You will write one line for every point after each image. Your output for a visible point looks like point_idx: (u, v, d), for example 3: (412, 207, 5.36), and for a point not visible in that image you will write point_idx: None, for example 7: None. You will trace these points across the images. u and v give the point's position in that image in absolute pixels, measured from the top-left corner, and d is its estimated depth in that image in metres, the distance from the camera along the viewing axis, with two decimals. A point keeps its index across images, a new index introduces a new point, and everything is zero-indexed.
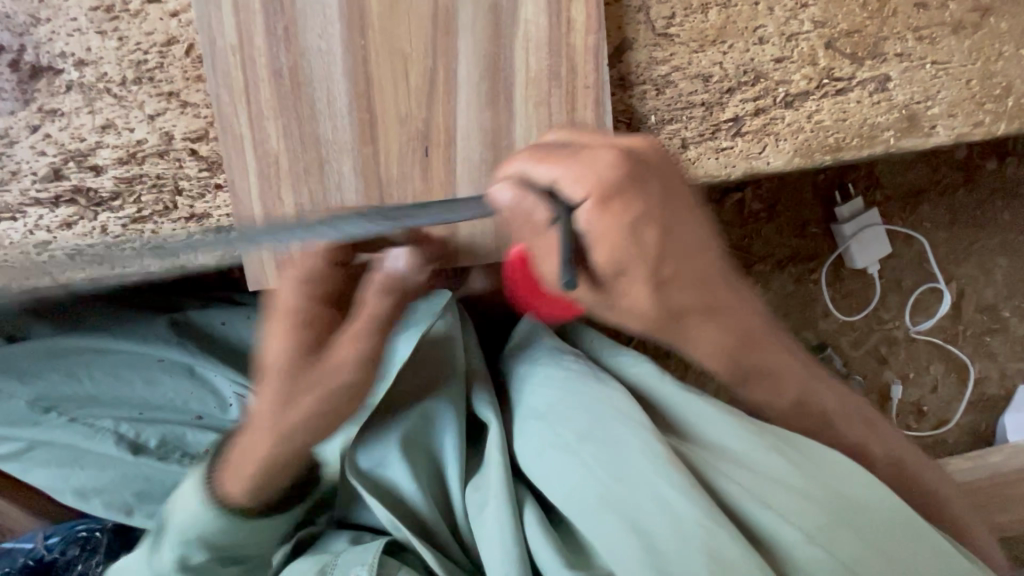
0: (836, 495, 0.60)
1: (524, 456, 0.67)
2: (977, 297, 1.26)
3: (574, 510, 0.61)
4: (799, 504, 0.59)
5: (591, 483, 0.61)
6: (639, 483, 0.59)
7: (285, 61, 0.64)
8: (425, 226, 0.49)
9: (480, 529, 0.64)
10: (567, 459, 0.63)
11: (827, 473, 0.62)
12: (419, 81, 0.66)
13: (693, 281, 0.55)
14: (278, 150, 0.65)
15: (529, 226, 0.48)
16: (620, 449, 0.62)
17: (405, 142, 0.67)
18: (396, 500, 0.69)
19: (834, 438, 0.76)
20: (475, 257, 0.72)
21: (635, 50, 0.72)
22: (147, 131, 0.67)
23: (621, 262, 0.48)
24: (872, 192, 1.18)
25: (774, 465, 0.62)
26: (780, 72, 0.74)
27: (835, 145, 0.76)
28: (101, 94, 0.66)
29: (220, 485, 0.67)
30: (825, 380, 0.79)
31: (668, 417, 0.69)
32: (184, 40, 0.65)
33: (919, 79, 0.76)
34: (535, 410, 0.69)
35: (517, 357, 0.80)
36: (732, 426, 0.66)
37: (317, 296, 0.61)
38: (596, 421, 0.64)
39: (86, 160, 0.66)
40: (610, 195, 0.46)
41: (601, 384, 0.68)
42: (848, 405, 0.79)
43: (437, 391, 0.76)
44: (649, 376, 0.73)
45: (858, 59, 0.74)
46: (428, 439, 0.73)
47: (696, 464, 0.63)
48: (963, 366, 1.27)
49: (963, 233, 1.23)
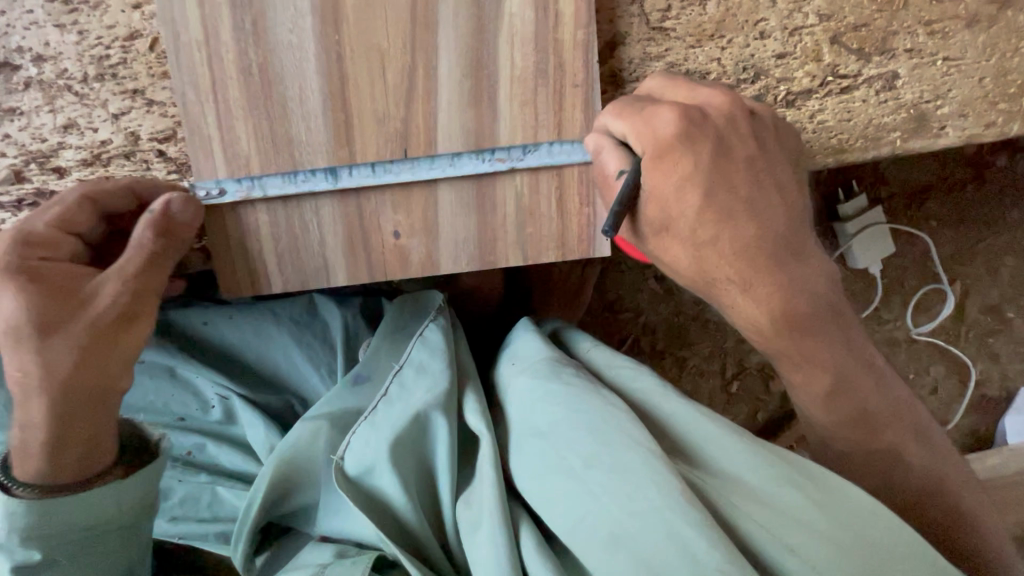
0: (862, 539, 0.51)
1: (518, 477, 0.62)
2: (982, 298, 1.23)
3: (578, 544, 0.54)
4: (827, 547, 0.50)
5: (593, 512, 0.54)
6: (645, 515, 0.51)
7: (254, 58, 0.60)
8: (535, 164, 0.66)
9: (473, 551, 0.60)
10: (571, 485, 0.56)
11: (860, 513, 0.52)
12: (397, 79, 0.62)
13: (740, 249, 0.58)
14: (248, 153, 0.62)
15: (601, 177, 0.59)
16: (626, 476, 0.54)
17: (384, 143, 0.63)
18: (385, 511, 0.66)
19: (874, 442, 0.65)
20: (458, 263, 0.69)
21: (628, 45, 0.68)
22: (111, 131, 0.64)
23: (665, 217, 0.57)
24: (877, 189, 1.14)
25: (799, 500, 0.53)
26: (781, 69, 0.70)
27: (838, 147, 0.73)
28: (62, 91, 0.62)
29: (30, 473, 0.62)
30: (879, 372, 0.66)
31: (675, 437, 0.60)
32: (147, 34, 0.61)
33: (930, 77, 0.71)
34: (534, 427, 0.63)
35: (511, 365, 0.75)
36: (750, 451, 0.56)
37: (52, 256, 0.59)
38: (598, 442, 0.57)
39: (49, 162, 0.64)
40: (663, 151, 0.54)
41: (601, 399, 0.61)
42: (903, 409, 0.66)
43: (429, 394, 0.72)
44: (653, 389, 0.65)
45: (866, 54, 0.70)
46: (420, 452, 0.70)
47: (709, 495, 0.55)
48: (965, 368, 1.24)
49: (970, 232, 1.19)
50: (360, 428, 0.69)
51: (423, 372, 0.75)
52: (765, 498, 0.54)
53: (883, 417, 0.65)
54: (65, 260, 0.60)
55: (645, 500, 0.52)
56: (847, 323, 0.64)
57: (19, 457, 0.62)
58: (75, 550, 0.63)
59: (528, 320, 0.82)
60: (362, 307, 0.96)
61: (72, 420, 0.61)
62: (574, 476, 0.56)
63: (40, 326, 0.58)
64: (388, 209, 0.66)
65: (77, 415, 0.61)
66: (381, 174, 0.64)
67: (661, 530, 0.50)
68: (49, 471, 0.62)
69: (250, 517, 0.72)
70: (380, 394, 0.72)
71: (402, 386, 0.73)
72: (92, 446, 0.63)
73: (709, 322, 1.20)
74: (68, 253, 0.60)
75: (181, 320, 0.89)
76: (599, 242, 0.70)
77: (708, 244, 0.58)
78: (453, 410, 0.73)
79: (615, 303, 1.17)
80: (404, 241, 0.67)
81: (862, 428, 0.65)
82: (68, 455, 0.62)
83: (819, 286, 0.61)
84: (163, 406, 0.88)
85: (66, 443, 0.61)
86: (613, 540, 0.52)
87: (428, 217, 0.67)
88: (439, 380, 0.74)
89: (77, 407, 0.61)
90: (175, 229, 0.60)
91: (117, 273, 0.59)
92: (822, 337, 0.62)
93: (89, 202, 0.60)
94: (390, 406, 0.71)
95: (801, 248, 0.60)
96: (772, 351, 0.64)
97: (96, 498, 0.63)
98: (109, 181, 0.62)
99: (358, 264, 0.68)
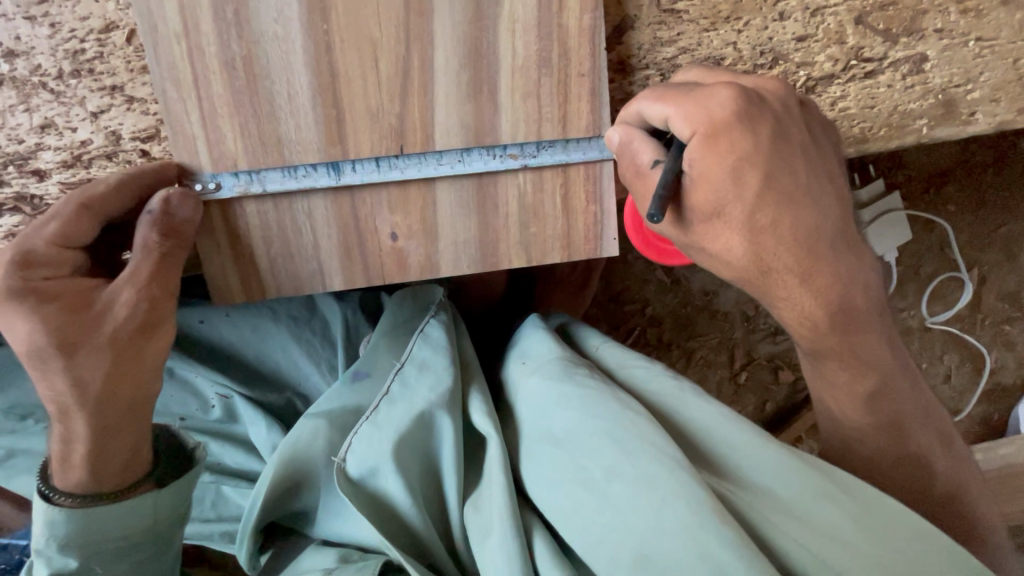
0: (895, 552, 0.50)
1: (532, 481, 0.60)
2: (999, 285, 1.18)
3: (601, 561, 0.52)
4: (865, 565, 0.49)
5: (615, 524, 0.52)
6: (668, 531, 0.49)
7: (237, 50, 0.56)
8: (548, 163, 0.63)
9: (483, 558, 0.58)
10: (590, 495, 0.54)
11: (893, 525, 0.51)
12: (391, 71, 0.58)
13: (789, 238, 0.53)
14: (236, 152, 0.59)
15: (631, 170, 0.54)
16: (650, 487, 0.52)
17: (379, 140, 0.60)
18: (391, 514, 0.63)
19: (899, 447, 0.63)
20: (460, 266, 0.66)
21: (637, 29, 0.63)
22: (91, 131, 0.60)
23: (719, 203, 0.51)
24: (895, 173, 1.09)
25: (835, 516, 0.51)
26: (802, 53, 0.65)
27: (861, 136, 0.69)
28: (37, 89, 0.59)
29: (68, 483, 0.61)
30: (909, 372, 0.64)
31: (699, 445, 0.58)
32: (124, 26, 0.58)
33: (960, 59, 0.67)
34: (548, 431, 0.61)
35: (520, 364, 0.72)
36: (778, 457, 0.54)
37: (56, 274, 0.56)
38: (618, 450, 0.55)
39: (27, 164, 0.61)
40: (718, 131, 0.49)
41: (619, 405, 0.59)
42: (931, 416, 0.65)
43: (433, 393, 0.69)
44: (674, 392, 0.62)
45: (893, 36, 0.65)
46: (425, 453, 0.67)
47: (739, 509, 0.53)
48: (979, 356, 1.21)
49: (990, 217, 1.15)
50: (363, 428, 0.65)
51: (425, 369, 0.72)
52: (795, 509, 0.52)
53: (912, 420, 0.63)
54: (66, 275, 0.57)
55: (670, 513, 0.50)
56: (884, 321, 0.60)
57: (59, 466, 0.61)
58: (108, 559, 0.62)
59: (536, 317, 0.79)
60: (361, 302, 0.94)
61: (109, 435, 0.60)
62: (594, 487, 0.54)
63: (47, 340, 0.55)
64: (384, 208, 0.63)
65: (119, 429, 0.60)
66: (387, 170, 0.61)
67: (684, 547, 0.48)
68: (88, 481, 0.61)
69: (251, 518, 0.68)
70: (381, 393, 0.69)
71: (404, 384, 0.70)
72: (131, 458, 0.62)
73: (716, 313, 1.17)
74: (71, 268, 0.57)
75: (178, 319, 0.87)
76: (606, 241, 0.68)
77: (731, 239, 0.53)
78: (458, 409, 0.70)
79: (621, 294, 1.14)
80: (403, 244, 0.65)
81: (892, 433, 0.63)
82: (111, 467, 0.61)
83: (865, 281, 0.57)
84: (162, 407, 0.86)
85: (100, 460, 0.60)
86: (634, 554, 0.50)
87: (426, 217, 0.64)
88: (443, 378, 0.71)
89: (116, 420, 0.60)
90: (179, 224, 0.57)
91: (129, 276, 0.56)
92: (852, 338, 0.58)
93: (89, 212, 0.56)
94: (392, 406, 0.68)
95: (841, 239, 0.56)
96: (806, 348, 0.60)
97: (120, 509, 0.61)
98: (100, 184, 0.57)
99: (354, 266, 0.65)
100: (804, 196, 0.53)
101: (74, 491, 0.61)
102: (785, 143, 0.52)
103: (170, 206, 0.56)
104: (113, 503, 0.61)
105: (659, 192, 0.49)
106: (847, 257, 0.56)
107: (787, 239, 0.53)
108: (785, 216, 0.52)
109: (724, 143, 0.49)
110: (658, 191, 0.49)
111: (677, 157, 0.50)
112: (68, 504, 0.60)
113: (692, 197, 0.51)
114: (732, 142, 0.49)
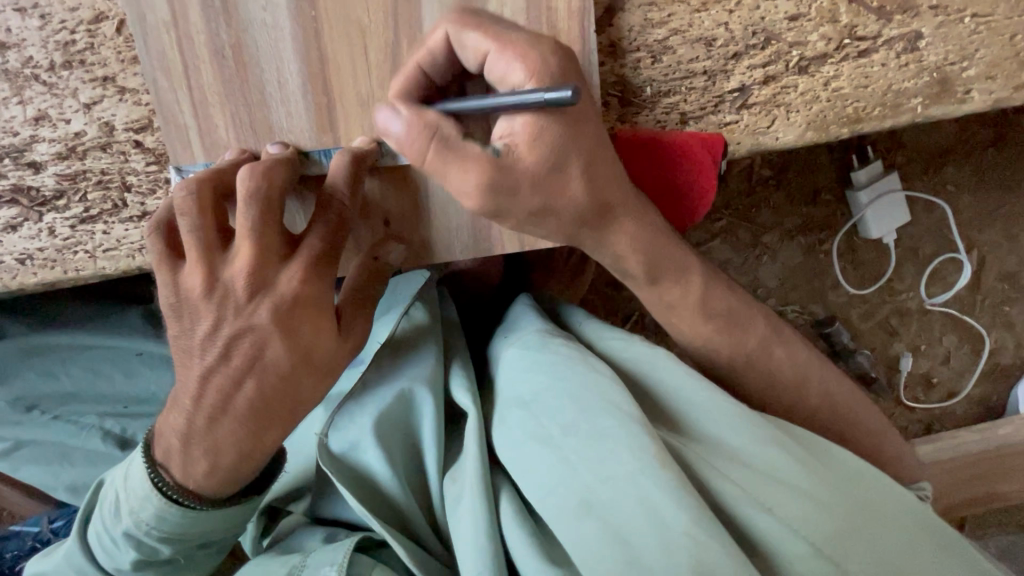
0: (851, 501, 0.50)
1: (500, 447, 0.57)
2: (999, 265, 1.17)
3: (548, 512, 0.50)
4: (810, 512, 0.48)
5: (571, 481, 0.50)
6: (620, 483, 0.48)
7: (226, 39, 0.56)
8: None
9: (454, 527, 0.56)
10: (548, 455, 0.52)
11: (843, 476, 0.52)
12: (380, 57, 0.58)
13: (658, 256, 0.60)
14: (227, 141, 0.59)
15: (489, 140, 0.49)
16: (604, 441, 0.50)
17: (369, 127, 0.60)
18: (372, 486, 0.62)
19: (856, 423, 0.70)
20: (453, 252, 0.65)
21: (627, 11, 0.64)
22: (84, 122, 0.61)
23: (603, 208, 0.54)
24: (893, 154, 1.09)
25: (789, 465, 0.51)
26: (794, 32, 0.65)
27: (854, 116, 0.67)
28: (29, 81, 0.59)
29: (196, 485, 0.59)
30: (836, 372, 0.72)
31: (661, 403, 0.58)
32: (113, 16, 0.58)
33: (956, 36, 0.66)
34: (516, 397, 0.59)
35: (505, 339, 0.71)
36: (733, 411, 0.54)
37: (335, 244, 0.56)
38: (580, 409, 0.53)
39: (23, 157, 0.61)
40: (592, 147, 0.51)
41: (585, 366, 0.57)
42: (876, 412, 0.72)
43: (416, 372, 0.68)
44: (643, 354, 0.61)
45: (886, 14, 0.65)
46: (405, 428, 0.66)
47: (689, 460, 0.52)
48: (979, 338, 1.19)
49: (990, 197, 1.13)
50: (344, 406, 0.67)
51: (409, 349, 0.71)
52: (749, 462, 0.51)
53: (861, 407, 0.71)
54: (319, 251, 0.54)
55: (615, 465, 0.49)
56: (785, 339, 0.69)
57: (176, 464, 0.58)
58: (191, 551, 0.64)
59: (527, 296, 0.79)
60: None
61: (263, 426, 0.56)
62: (552, 444, 0.52)
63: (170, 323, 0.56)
64: (377, 194, 0.62)
65: (270, 428, 0.57)
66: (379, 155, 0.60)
67: (633, 500, 0.47)
68: (213, 489, 0.59)
69: (269, 494, 0.71)
70: (367, 374, 0.69)
71: (394, 360, 0.70)
72: (229, 477, 0.59)
73: None
74: (339, 239, 0.56)
75: None
76: None
77: (574, 188, 0.50)
78: (442, 389, 0.69)
79: None
80: (395, 229, 0.63)
81: (849, 417, 0.70)
82: (202, 478, 0.58)
83: (732, 301, 0.65)
84: (163, 397, 0.88)
85: (222, 472, 0.58)
86: (584, 508, 0.48)
87: (415, 200, 0.63)
88: (425, 356, 0.70)
89: (271, 414, 0.56)
90: (354, 180, 0.56)
91: (321, 255, 0.55)
92: (670, 274, 0.61)
93: (285, 165, 0.54)
94: (379, 384, 0.68)
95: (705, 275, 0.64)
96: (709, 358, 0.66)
97: (205, 522, 0.60)
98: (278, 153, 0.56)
99: (351, 254, 0.64)
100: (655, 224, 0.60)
101: (197, 491, 0.59)
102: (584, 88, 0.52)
103: (350, 159, 0.56)
104: (237, 506, 0.61)
105: (541, 102, 0.45)
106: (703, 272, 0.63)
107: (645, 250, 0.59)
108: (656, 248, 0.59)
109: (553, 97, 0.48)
110: (534, 98, 0.45)
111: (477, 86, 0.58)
112: (196, 506, 0.59)
113: (522, 159, 0.48)
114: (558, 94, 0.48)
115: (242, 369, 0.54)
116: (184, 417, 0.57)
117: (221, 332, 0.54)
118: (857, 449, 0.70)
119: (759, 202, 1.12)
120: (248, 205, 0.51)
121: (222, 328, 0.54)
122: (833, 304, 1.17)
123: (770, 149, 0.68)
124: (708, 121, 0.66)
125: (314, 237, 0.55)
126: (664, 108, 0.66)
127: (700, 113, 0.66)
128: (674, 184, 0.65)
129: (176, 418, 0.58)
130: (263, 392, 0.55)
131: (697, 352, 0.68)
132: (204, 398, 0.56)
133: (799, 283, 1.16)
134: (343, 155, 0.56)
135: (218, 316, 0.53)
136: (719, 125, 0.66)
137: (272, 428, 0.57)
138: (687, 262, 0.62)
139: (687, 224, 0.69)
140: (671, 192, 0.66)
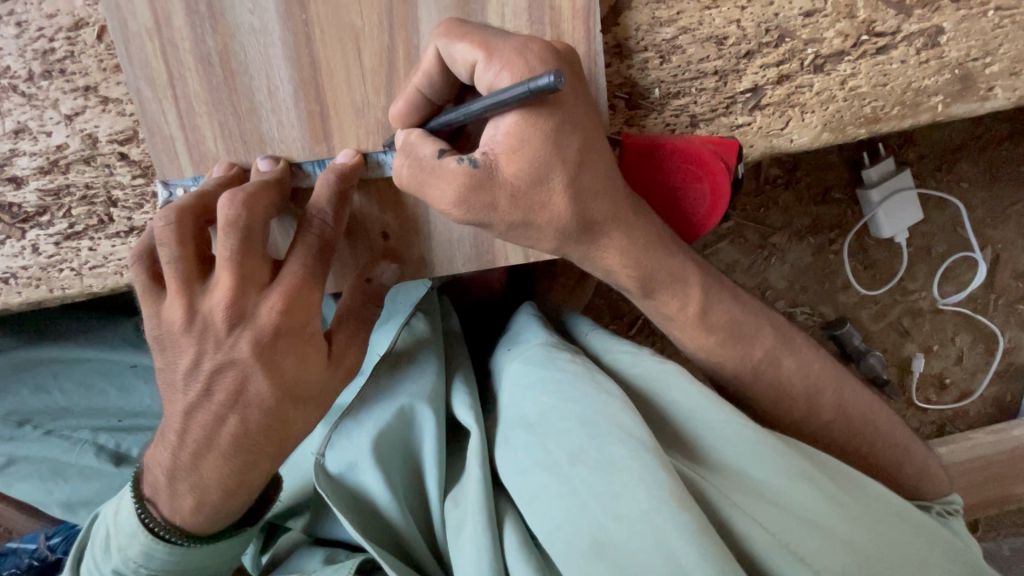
0: (872, 539, 0.48)
1: (505, 473, 0.55)
2: (1014, 263, 1.13)
3: (556, 548, 0.47)
4: (834, 554, 0.46)
5: (579, 514, 0.47)
6: (632, 516, 0.45)
7: (213, 45, 0.54)
8: None
9: (456, 557, 0.53)
10: (553, 486, 0.50)
11: (863, 512, 0.49)
12: (375, 62, 0.55)
13: (659, 271, 0.57)
14: (216, 153, 0.56)
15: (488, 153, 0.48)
16: (614, 473, 0.48)
17: (365, 136, 0.57)
18: (370, 511, 0.60)
19: (873, 436, 0.67)
20: (453, 265, 0.62)
21: (634, 9, 0.61)
22: (66, 135, 0.58)
23: (596, 219, 0.52)
24: (906, 150, 1.06)
25: (808, 499, 0.49)
26: (809, 29, 0.61)
27: (872, 116, 0.64)
28: (8, 92, 0.57)
29: (185, 520, 0.56)
30: (854, 386, 0.68)
31: (674, 427, 0.55)
32: (94, 23, 0.55)
33: (978, 30, 0.63)
34: (521, 418, 0.57)
35: (508, 352, 0.68)
36: (750, 438, 0.51)
37: (324, 265, 0.53)
38: (587, 435, 0.51)
39: (4, 171, 0.59)
40: (586, 159, 0.49)
41: (593, 388, 0.55)
42: (894, 423, 0.69)
43: (416, 388, 0.65)
44: (657, 373, 0.58)
45: (906, 8, 0.61)
46: (406, 448, 0.63)
47: (705, 492, 0.49)
48: (993, 338, 1.16)
49: (1006, 192, 1.10)
50: (344, 423, 0.63)
51: (409, 364, 0.68)
52: (768, 496, 0.49)
53: (878, 421, 0.68)
54: (307, 272, 0.52)
55: (629, 498, 0.46)
56: (799, 351, 0.66)
57: (165, 496, 0.56)
58: None
59: (530, 306, 0.76)
60: None
61: (254, 457, 0.54)
62: (558, 474, 0.50)
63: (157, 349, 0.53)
64: (373, 205, 0.59)
65: (261, 459, 0.54)
66: (376, 166, 0.57)
67: (645, 534, 0.44)
68: (205, 522, 0.57)
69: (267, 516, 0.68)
70: (365, 390, 0.66)
71: (393, 375, 0.67)
72: (219, 511, 0.56)
73: None
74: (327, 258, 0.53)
75: None
76: None
77: (557, 203, 0.50)
78: (442, 405, 0.66)
79: None
80: (394, 242, 0.61)
81: (865, 430, 0.67)
82: (190, 511, 0.55)
83: (742, 316, 0.63)
84: (158, 411, 0.86)
85: (211, 505, 0.55)
86: (594, 548, 0.45)
87: (413, 209, 0.60)
88: (425, 370, 0.68)
89: (262, 443, 0.54)
90: (342, 199, 0.53)
91: (309, 277, 0.52)
92: (673, 285, 0.59)
93: (271, 185, 0.52)
94: (376, 401, 0.65)
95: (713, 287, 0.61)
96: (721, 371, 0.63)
97: (197, 554, 0.58)
98: (265, 173, 0.53)
99: (344, 271, 0.61)
100: (658, 240, 0.57)
101: (187, 526, 0.56)
102: (580, 100, 0.50)
103: (337, 176, 0.53)
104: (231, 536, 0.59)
105: (530, 91, 0.42)
106: (709, 281, 0.61)
107: (647, 267, 0.57)
108: (656, 262, 0.57)
109: (543, 113, 0.46)
110: (520, 91, 0.43)
111: (471, 91, 0.55)
112: (187, 540, 0.57)
113: (506, 175, 0.48)
114: (548, 107, 0.46)
115: (226, 404, 0.52)
116: (173, 447, 0.54)
117: (201, 367, 0.52)
118: (874, 463, 0.68)
119: (767, 202, 1.09)
120: (228, 229, 0.48)
121: (203, 362, 0.51)
122: (842, 305, 1.14)
123: (785, 152, 0.65)
124: (720, 123, 0.63)
125: (296, 262, 0.51)
126: (673, 110, 0.63)
127: (711, 115, 0.63)
128: (679, 191, 0.61)
129: (162, 453, 0.56)
130: (248, 426, 0.53)
131: (708, 364, 0.66)
132: (193, 428, 0.53)
133: (809, 284, 1.13)
134: (330, 172, 0.53)
135: (200, 349, 0.51)
136: (731, 127, 0.64)
137: (262, 460, 0.55)
138: (694, 274, 0.59)
139: (697, 233, 0.64)
140: (675, 200, 0.62)
